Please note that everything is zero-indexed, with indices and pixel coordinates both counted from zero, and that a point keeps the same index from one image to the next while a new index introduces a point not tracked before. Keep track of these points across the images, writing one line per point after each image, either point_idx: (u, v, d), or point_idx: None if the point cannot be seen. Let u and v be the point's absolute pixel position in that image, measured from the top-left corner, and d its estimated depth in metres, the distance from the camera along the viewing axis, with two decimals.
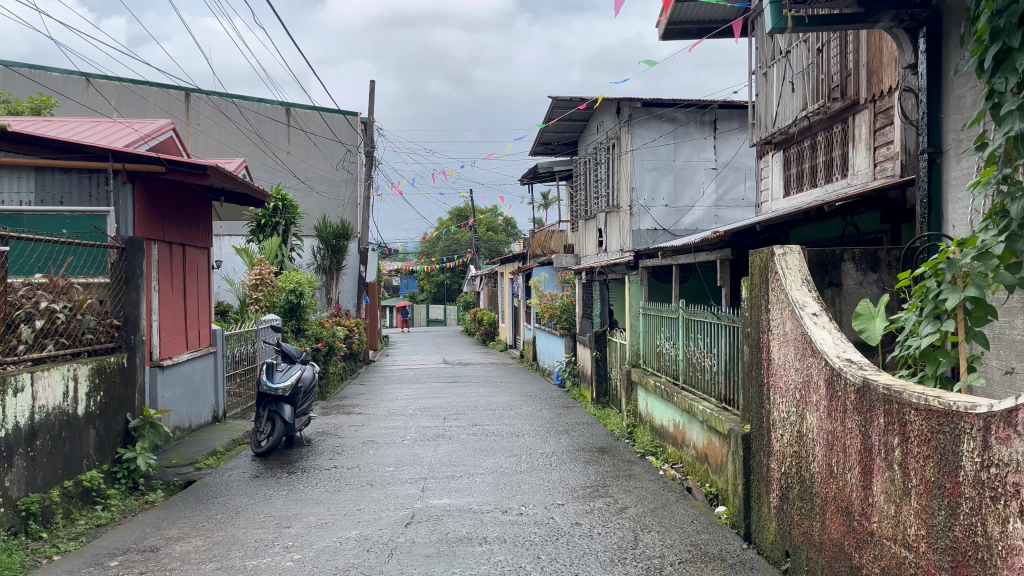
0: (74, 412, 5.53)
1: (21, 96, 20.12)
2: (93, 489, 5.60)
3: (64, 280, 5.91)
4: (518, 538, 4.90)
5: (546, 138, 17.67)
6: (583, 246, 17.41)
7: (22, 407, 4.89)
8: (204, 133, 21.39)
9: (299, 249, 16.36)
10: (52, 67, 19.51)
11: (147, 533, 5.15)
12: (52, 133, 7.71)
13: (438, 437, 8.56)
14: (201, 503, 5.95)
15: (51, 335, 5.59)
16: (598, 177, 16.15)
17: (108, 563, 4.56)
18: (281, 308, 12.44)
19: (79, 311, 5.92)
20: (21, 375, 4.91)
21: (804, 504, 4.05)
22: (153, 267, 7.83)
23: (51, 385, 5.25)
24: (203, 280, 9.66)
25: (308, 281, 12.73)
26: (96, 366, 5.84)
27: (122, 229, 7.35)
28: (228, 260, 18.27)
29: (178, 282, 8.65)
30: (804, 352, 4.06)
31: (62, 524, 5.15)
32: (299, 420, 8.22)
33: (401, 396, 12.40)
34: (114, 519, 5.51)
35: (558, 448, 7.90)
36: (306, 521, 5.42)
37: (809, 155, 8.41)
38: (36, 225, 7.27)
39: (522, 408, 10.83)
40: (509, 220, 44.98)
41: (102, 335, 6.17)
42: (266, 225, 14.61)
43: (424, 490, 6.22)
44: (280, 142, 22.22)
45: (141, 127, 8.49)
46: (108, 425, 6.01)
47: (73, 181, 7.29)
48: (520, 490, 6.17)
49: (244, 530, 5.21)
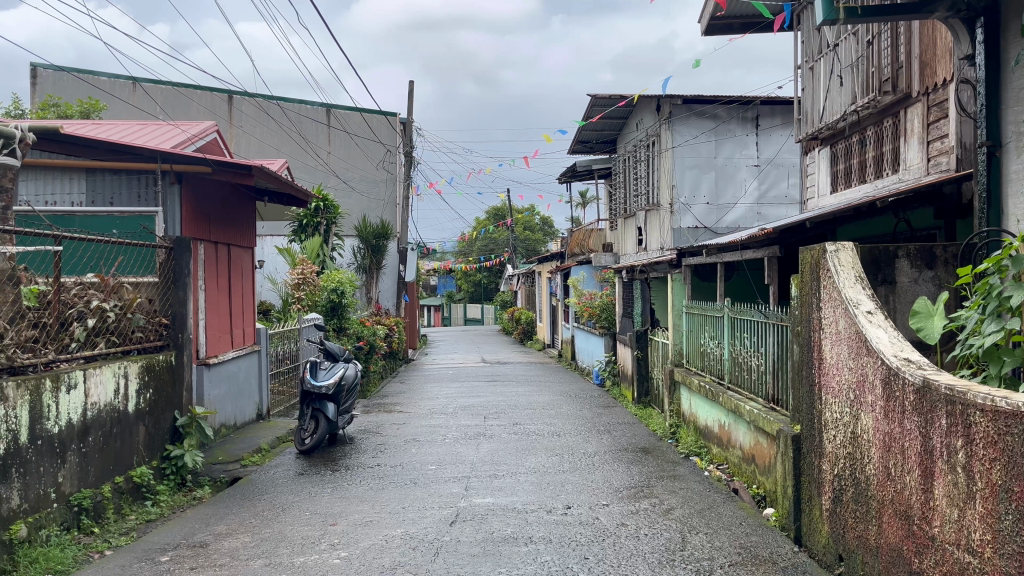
0: (125, 409, 5.63)
1: (70, 99, 20.72)
2: (143, 485, 5.72)
3: (115, 279, 5.97)
4: (564, 538, 4.86)
5: (584, 136, 17.58)
6: (622, 245, 17.30)
7: (75, 404, 5.06)
8: (246, 133, 21.80)
9: (340, 248, 16.49)
10: (102, 72, 20.07)
11: (196, 529, 5.22)
12: (102, 135, 7.88)
13: (479, 436, 8.56)
14: (248, 499, 6.01)
15: (103, 333, 5.70)
16: (637, 174, 16.03)
17: (160, 558, 4.62)
18: (322, 308, 12.56)
19: (129, 309, 6.01)
20: (74, 373, 5.06)
21: (859, 508, 3.95)
22: (200, 267, 7.93)
23: (103, 383, 5.38)
24: (248, 279, 9.76)
25: (349, 281, 12.84)
26: (146, 364, 5.95)
27: (170, 230, 7.44)
28: (271, 259, 18.54)
29: (224, 282, 8.77)
30: (857, 352, 3.96)
31: (113, 520, 5.26)
32: (343, 419, 8.28)
33: (441, 395, 12.41)
34: (164, 514, 5.60)
35: (600, 448, 7.85)
36: (351, 518, 5.43)
37: (858, 151, 8.24)
38: (88, 226, 7.44)
39: (563, 408, 10.75)
40: (546, 220, 44.96)
41: (151, 334, 6.28)
42: (308, 225, 14.75)
43: (467, 489, 6.22)
44: (320, 142, 22.40)
45: (189, 128, 8.64)
46: (158, 422, 6.12)
47: (122, 183, 7.43)
48: (564, 489, 6.14)
49: (291, 527, 5.25)
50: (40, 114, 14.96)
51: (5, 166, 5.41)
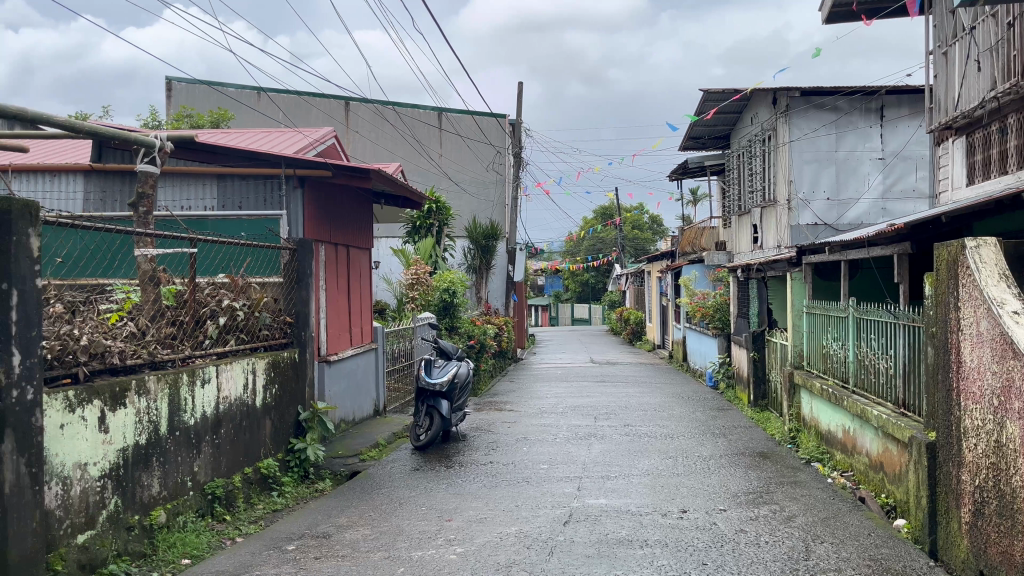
0: (253, 403, 5.92)
1: (202, 110, 22.02)
2: (270, 476, 6.00)
3: (243, 279, 6.24)
4: (681, 542, 4.76)
5: (696, 132, 17.22)
6: (736, 243, 16.84)
7: (209, 397, 5.36)
8: (362, 137, 22.56)
9: (451, 249, 16.79)
10: (231, 83, 21.22)
11: (319, 520, 5.42)
12: (232, 143, 8.32)
13: (591, 437, 8.51)
14: (367, 493, 6.20)
15: (233, 331, 6.00)
16: (752, 170, 15.56)
17: (286, 547, 4.83)
18: (434, 307, 12.83)
19: (256, 308, 6.30)
20: (208, 368, 5.36)
21: (1004, 522, 3.67)
22: (321, 268, 8.24)
23: (234, 378, 5.67)
24: (366, 279, 10.07)
25: (460, 281, 13.05)
26: (272, 360, 6.23)
27: (294, 232, 7.76)
28: (385, 260, 19.07)
29: (343, 282, 9.08)
30: (1003, 355, 3.69)
31: (243, 508, 5.56)
32: (456, 416, 8.41)
33: (551, 394, 12.43)
34: (289, 505, 5.86)
35: (716, 451, 7.65)
36: (466, 515, 5.50)
37: (997, 140, 7.70)
38: (220, 229, 7.89)
39: (675, 410, 10.55)
40: (655, 219, 44.34)
41: (277, 332, 6.58)
42: (421, 226, 15.10)
43: (580, 489, 6.19)
44: (432, 145, 22.90)
45: (310, 134, 9.00)
46: (283, 416, 6.40)
47: (249, 188, 7.80)
48: (679, 493, 6.02)
49: (408, 521, 5.37)
50: (175, 124, 15.96)
51: (147, 173, 5.79)
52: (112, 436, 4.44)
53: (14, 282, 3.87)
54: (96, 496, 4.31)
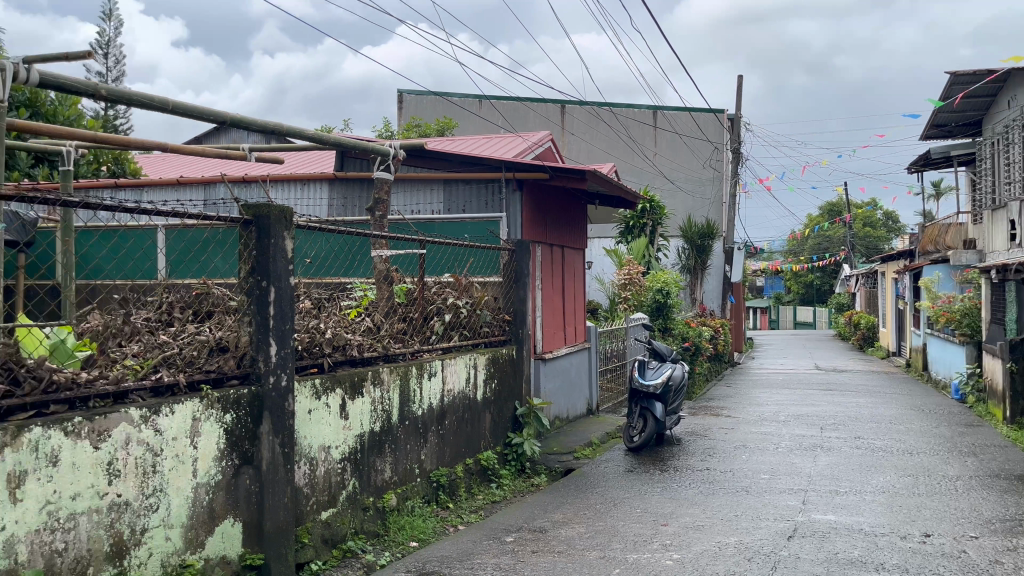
0: (475, 397, 6.19)
1: (428, 119, 23.45)
2: (489, 468, 6.25)
3: (466, 279, 6.55)
4: (923, 569, 4.34)
5: (940, 120, 15.66)
6: (989, 241, 15.09)
7: (435, 390, 5.67)
8: (577, 139, 22.93)
9: (665, 249, 16.56)
10: (455, 93, 22.41)
11: (536, 514, 5.54)
12: (457, 149, 8.78)
13: (817, 448, 7.99)
14: (582, 491, 6.26)
15: (457, 327, 6.30)
16: (1010, 159, 13.87)
17: (505, 538, 5.00)
18: (648, 308, 12.71)
19: (478, 306, 6.59)
20: (434, 362, 5.67)
21: None
22: (537, 268, 8.43)
23: (457, 372, 5.95)
24: (580, 279, 10.17)
25: (675, 282, 12.83)
26: (492, 356, 6.46)
27: (512, 233, 7.99)
28: (599, 260, 19.18)
29: (558, 282, 9.23)
30: None
31: (465, 497, 5.86)
32: (671, 419, 8.23)
33: (772, 401, 11.85)
34: (506, 497, 6.08)
35: (964, 472, 6.89)
36: (682, 521, 5.38)
37: None
38: (445, 230, 8.30)
39: (914, 424, 9.64)
40: (890, 216, 40.92)
41: (496, 329, 6.83)
42: (635, 226, 15.05)
43: (806, 503, 5.83)
44: (646, 144, 22.77)
45: (529, 137, 9.29)
46: (502, 410, 6.63)
47: (471, 192, 8.16)
48: (921, 515, 5.48)
49: (624, 522, 5.34)
50: (404, 134, 17.14)
51: (382, 180, 6.23)
52: (351, 422, 4.86)
53: (272, 280, 4.33)
54: (337, 477, 4.74)
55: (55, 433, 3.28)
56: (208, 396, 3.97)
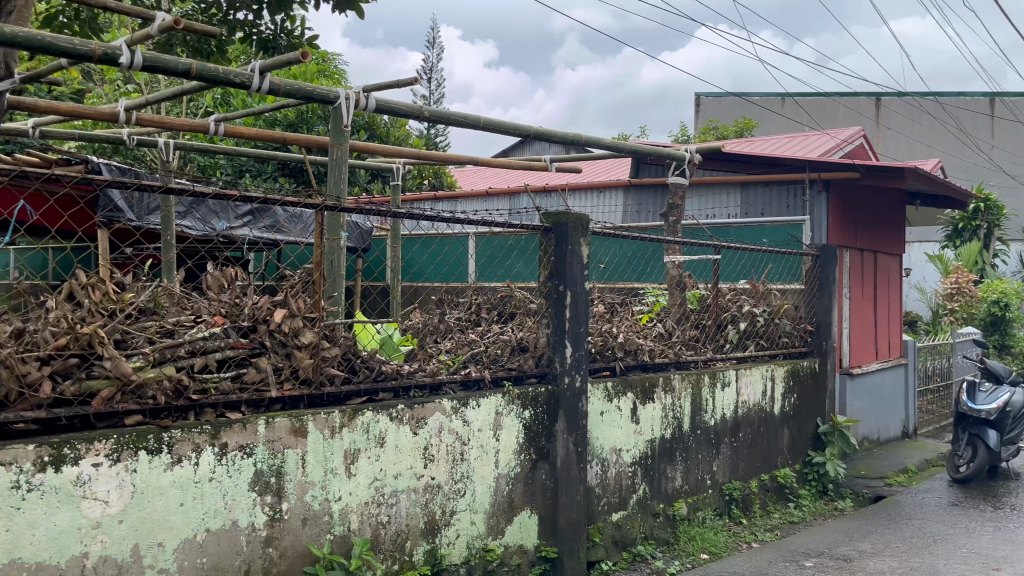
0: (772, 410, 5.91)
1: (727, 121, 22.89)
2: (787, 486, 5.93)
3: (764, 286, 6.29)
4: None
5: None
6: None
7: (729, 400, 5.51)
8: (894, 133, 21.01)
9: (1004, 254, 14.47)
10: (756, 92, 21.62)
11: (840, 541, 5.14)
12: (758, 151, 8.47)
13: None
14: (895, 521, 5.68)
15: (753, 337, 6.07)
16: None
17: (804, 562, 4.70)
18: (981, 321, 11.20)
19: (777, 315, 6.30)
20: (728, 372, 5.51)
21: None
22: (845, 275, 7.81)
23: (753, 384, 5.72)
24: (896, 288, 9.25)
25: (1017, 292, 11.16)
26: (791, 368, 6.12)
27: (816, 237, 7.49)
28: (919, 267, 17.29)
29: (870, 290, 8.46)
30: None
31: (760, 515, 5.62)
32: (1008, 450, 7.16)
33: None
34: (806, 519, 5.71)
35: None
36: (1021, 569, 4.65)
37: None
38: (742, 235, 8.07)
39: None
40: None
41: (797, 340, 6.46)
42: (965, 229, 13.36)
43: None
44: (982, 135, 20.15)
45: (837, 135, 8.78)
46: (802, 426, 6.26)
47: (772, 194, 7.84)
48: None
49: (946, 561, 4.75)
50: (702, 138, 16.91)
51: (677, 185, 6.20)
52: (643, 427, 4.89)
53: (569, 285, 4.48)
54: (628, 481, 4.80)
55: (382, 417, 3.73)
56: (510, 393, 4.24)
